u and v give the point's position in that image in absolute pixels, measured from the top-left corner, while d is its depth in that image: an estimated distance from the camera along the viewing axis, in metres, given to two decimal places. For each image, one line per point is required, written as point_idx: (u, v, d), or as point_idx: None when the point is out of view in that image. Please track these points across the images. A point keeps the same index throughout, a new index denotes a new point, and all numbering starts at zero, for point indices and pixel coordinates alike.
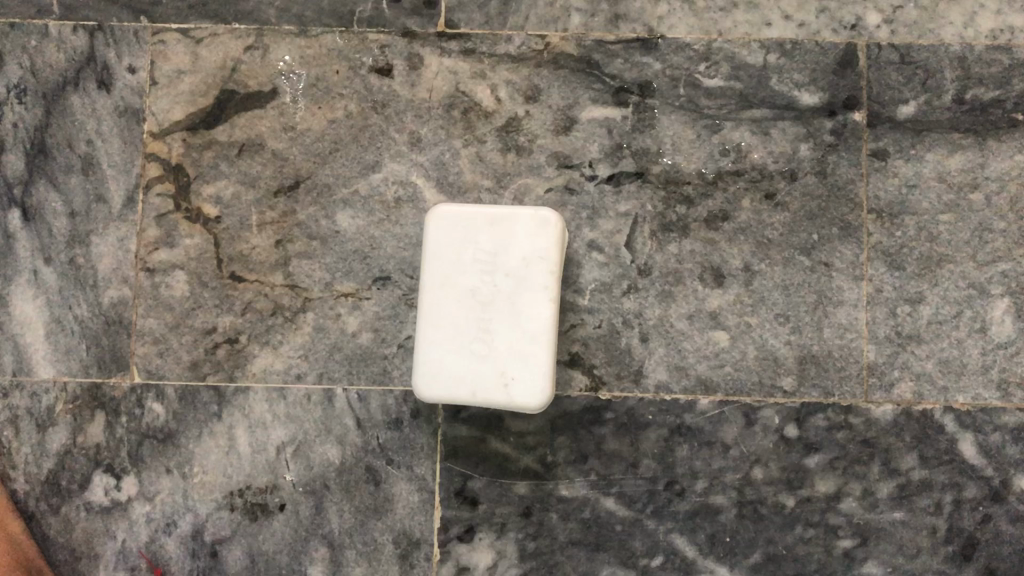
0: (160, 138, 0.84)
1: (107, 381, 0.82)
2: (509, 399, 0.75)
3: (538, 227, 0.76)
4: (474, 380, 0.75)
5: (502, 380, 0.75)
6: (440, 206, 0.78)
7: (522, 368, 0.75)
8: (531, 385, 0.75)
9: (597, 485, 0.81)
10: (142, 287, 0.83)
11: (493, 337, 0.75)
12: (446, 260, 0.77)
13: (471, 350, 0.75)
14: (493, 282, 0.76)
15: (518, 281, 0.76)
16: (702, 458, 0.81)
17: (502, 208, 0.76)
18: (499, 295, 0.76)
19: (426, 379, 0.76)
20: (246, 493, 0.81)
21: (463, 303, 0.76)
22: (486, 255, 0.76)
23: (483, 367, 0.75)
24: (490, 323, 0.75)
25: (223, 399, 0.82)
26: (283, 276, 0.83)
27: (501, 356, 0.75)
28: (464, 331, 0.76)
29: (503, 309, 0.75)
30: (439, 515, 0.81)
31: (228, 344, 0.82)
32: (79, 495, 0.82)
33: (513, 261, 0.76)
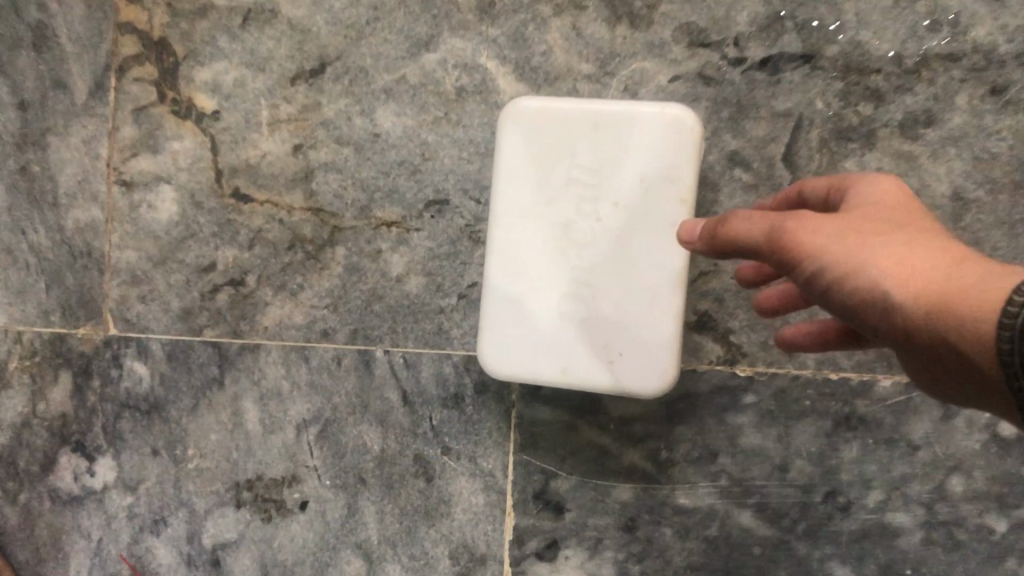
0: (137, 2, 0.61)
1: (75, 333, 0.62)
2: (618, 383, 0.53)
3: (667, 132, 0.51)
4: (565, 353, 0.53)
5: (607, 352, 0.52)
6: (519, 101, 0.53)
7: (638, 341, 0.52)
8: (649, 364, 0.52)
9: (728, 493, 0.59)
10: (117, 207, 0.62)
11: (596, 294, 0.52)
12: (528, 179, 0.53)
13: (562, 312, 0.53)
14: (597, 213, 0.52)
15: (633, 213, 0.51)
16: (878, 462, 0.58)
17: (613, 106, 0.51)
18: (605, 233, 0.52)
19: (498, 349, 0.54)
20: (257, 485, 0.61)
21: (552, 243, 0.53)
22: (587, 174, 0.52)
23: (580, 337, 0.53)
24: (591, 272, 0.52)
25: (226, 360, 0.61)
26: (304, 196, 0.61)
27: (605, 320, 0.52)
28: (554, 285, 0.53)
29: (612, 254, 0.52)
30: (512, 524, 0.60)
31: (231, 287, 0.61)
32: (42, 481, 0.63)
33: (628, 183, 0.51)
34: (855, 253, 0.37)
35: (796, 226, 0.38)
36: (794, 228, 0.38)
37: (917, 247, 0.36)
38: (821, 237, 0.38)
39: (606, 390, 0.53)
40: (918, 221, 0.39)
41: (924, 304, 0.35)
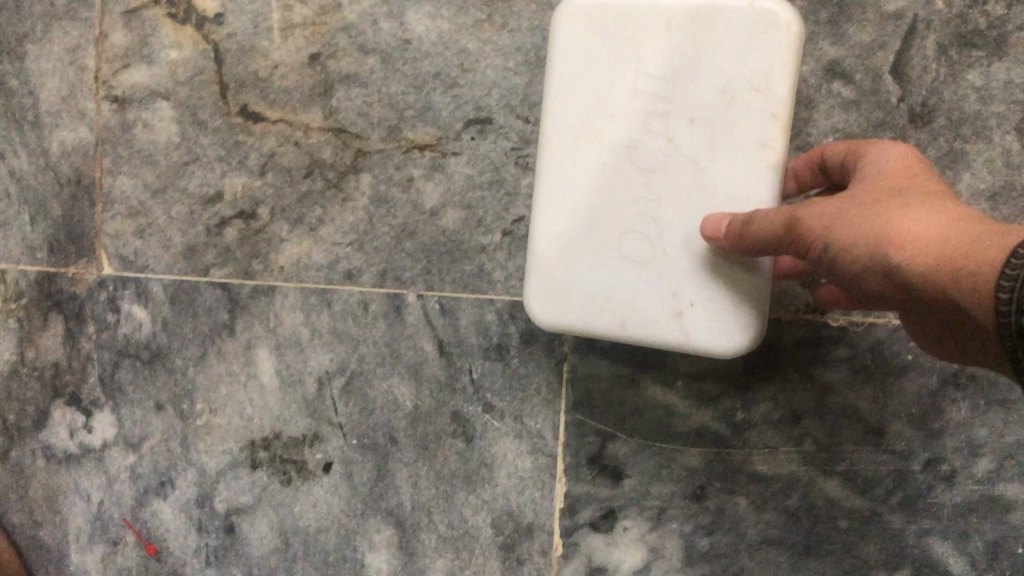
0: None
1: (65, 273, 0.54)
2: (689, 342, 0.42)
3: (762, 22, 0.39)
4: (627, 309, 0.42)
5: (676, 305, 0.42)
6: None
7: (716, 290, 0.41)
8: (729, 318, 0.41)
9: (813, 459, 0.51)
10: (107, 127, 0.53)
11: (665, 232, 0.41)
12: (582, 87, 0.42)
13: (622, 254, 0.42)
14: (669, 131, 0.41)
15: (714, 129, 0.40)
16: (989, 426, 0.50)
17: None
18: (679, 156, 0.41)
19: (544, 300, 0.44)
20: (274, 445, 0.54)
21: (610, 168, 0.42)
22: (656, 78, 0.40)
23: (643, 286, 0.42)
24: (659, 203, 0.41)
25: (236, 304, 0.53)
26: (322, 114, 0.52)
27: (676, 265, 0.42)
28: (612, 221, 0.42)
29: (686, 183, 0.41)
30: (563, 492, 0.53)
31: (240, 221, 0.53)
32: (34, 437, 0.56)
33: (708, 89, 0.40)
34: (860, 226, 0.33)
35: (803, 209, 0.35)
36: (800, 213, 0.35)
37: (922, 208, 0.33)
38: (831, 217, 0.34)
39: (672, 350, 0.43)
40: (934, 180, 0.36)
41: (930, 266, 0.31)
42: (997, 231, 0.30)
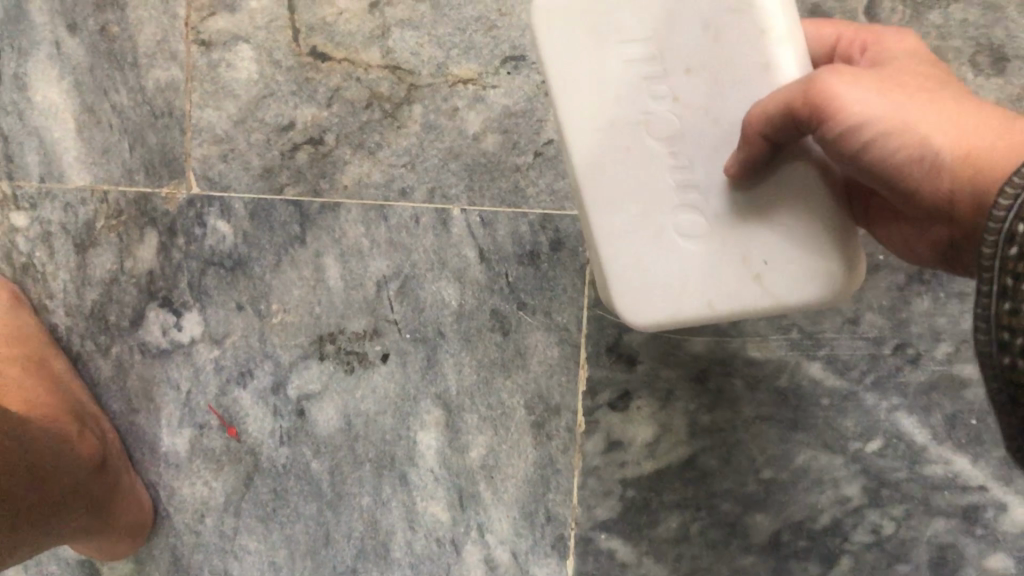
0: None
1: (158, 192, 0.63)
2: (778, 300, 0.41)
3: None
4: (706, 286, 0.43)
5: (748, 268, 0.42)
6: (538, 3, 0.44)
7: (784, 236, 0.41)
8: (819, 260, 0.40)
9: (799, 346, 0.61)
10: (196, 66, 0.62)
11: (703, 191, 0.42)
12: (577, 91, 0.43)
13: (675, 236, 0.43)
14: (675, 92, 0.42)
15: (712, 56, 0.41)
16: (948, 315, 0.59)
17: None
18: (692, 102, 0.42)
19: (631, 309, 0.44)
20: (339, 339, 0.63)
21: (634, 152, 0.43)
22: (647, 51, 0.42)
23: (707, 262, 0.42)
24: (692, 158, 0.42)
25: (306, 217, 0.63)
26: (381, 53, 0.61)
27: (728, 223, 0.42)
28: (652, 205, 0.43)
29: (706, 132, 0.42)
30: (586, 376, 0.62)
31: (310, 146, 0.62)
32: (132, 335, 0.65)
33: (687, 24, 0.41)
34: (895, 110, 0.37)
35: (837, 79, 0.37)
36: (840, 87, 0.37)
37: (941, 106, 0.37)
38: (860, 96, 0.37)
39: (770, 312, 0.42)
40: (920, 72, 0.41)
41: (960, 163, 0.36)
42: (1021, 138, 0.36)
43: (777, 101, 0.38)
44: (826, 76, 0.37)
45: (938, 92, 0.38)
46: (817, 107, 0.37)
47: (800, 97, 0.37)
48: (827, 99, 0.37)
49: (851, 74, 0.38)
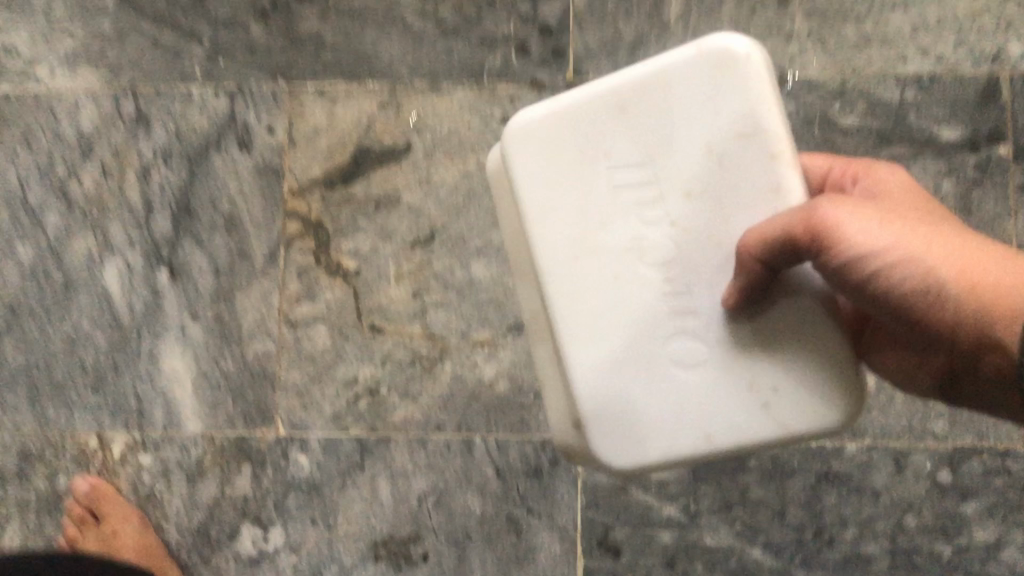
0: (300, 195, 0.86)
1: (254, 434, 0.84)
2: (786, 427, 0.48)
3: (714, 75, 0.49)
4: (706, 412, 0.49)
5: (751, 397, 0.49)
6: (521, 128, 0.53)
7: (782, 363, 0.48)
8: (824, 380, 0.48)
9: (743, 534, 0.79)
10: (285, 340, 0.85)
11: (701, 316, 0.50)
12: (567, 216, 0.51)
13: (669, 361, 0.50)
14: (672, 217, 0.50)
15: (708, 184, 0.49)
16: (852, 506, 0.79)
17: (634, 83, 0.50)
18: (684, 228, 0.50)
19: (631, 438, 0.50)
20: (390, 543, 0.82)
21: (630, 277, 0.51)
22: (642, 177, 0.50)
23: (704, 387, 0.49)
24: (686, 282, 0.50)
25: (366, 449, 0.83)
26: (421, 326, 0.84)
27: (727, 352, 0.49)
28: (652, 331, 0.50)
29: (707, 254, 0.50)
30: (582, 565, 0.80)
31: (368, 396, 0.84)
32: (227, 547, 0.83)
33: (683, 153, 0.50)
34: (898, 239, 0.47)
35: (840, 212, 0.46)
36: (852, 219, 0.46)
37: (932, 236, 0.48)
38: (867, 226, 0.46)
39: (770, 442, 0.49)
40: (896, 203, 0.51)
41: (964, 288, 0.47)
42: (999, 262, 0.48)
43: (779, 229, 0.46)
44: (836, 210, 0.46)
45: (923, 224, 0.49)
46: (825, 233, 0.46)
47: (801, 226, 0.46)
48: (836, 226, 0.46)
49: (854, 207, 0.47)
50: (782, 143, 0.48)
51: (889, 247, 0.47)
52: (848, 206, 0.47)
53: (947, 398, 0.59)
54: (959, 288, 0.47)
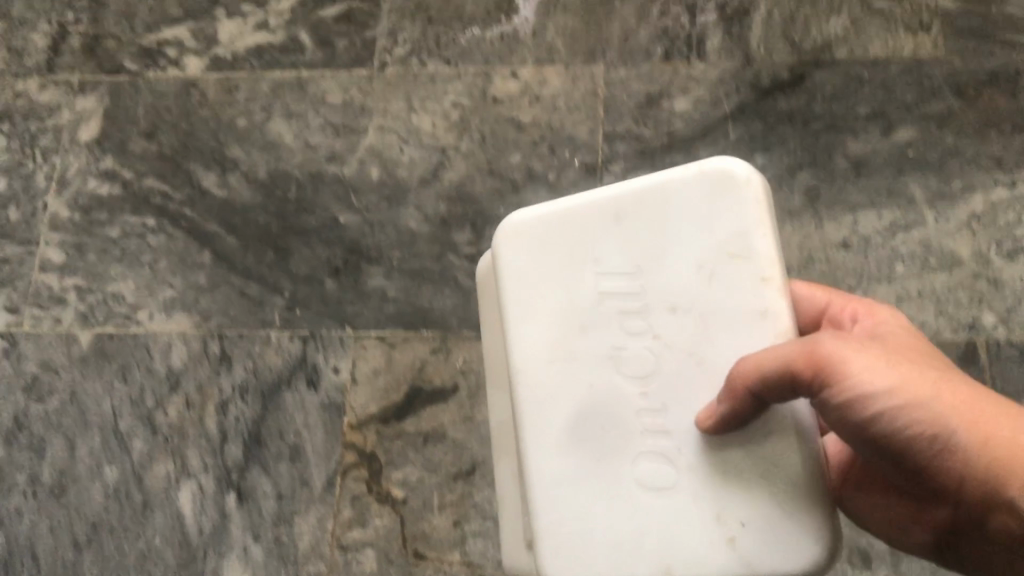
0: (358, 429, 0.98)
1: None
2: (744, 561, 0.56)
3: (717, 195, 0.62)
4: (665, 529, 0.57)
5: (718, 525, 0.57)
6: (527, 225, 0.65)
7: (753, 504, 0.56)
8: (795, 511, 0.56)
9: None
10: (337, 562, 0.93)
11: (672, 428, 0.59)
12: (551, 327, 0.63)
13: (638, 484, 0.59)
14: (655, 327, 0.61)
15: (685, 312, 0.61)
16: None
17: (647, 199, 0.63)
18: (657, 351, 0.61)
19: (587, 547, 0.58)
20: None
21: (608, 379, 0.61)
22: (632, 289, 0.62)
23: (667, 514, 0.58)
24: (659, 403, 0.60)
25: None
26: (460, 554, 0.92)
27: (693, 480, 0.58)
28: (625, 438, 0.60)
29: (684, 364, 0.60)
30: None
31: None
32: None
33: (673, 272, 0.62)
34: (905, 386, 0.54)
35: (847, 358, 0.54)
36: (858, 363, 0.54)
37: (938, 383, 0.55)
38: (872, 370, 0.54)
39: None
40: (907, 347, 0.59)
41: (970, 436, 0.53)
42: (1002, 413, 0.54)
43: (777, 363, 0.54)
44: (844, 354, 0.54)
45: (931, 372, 0.56)
46: (827, 371, 0.54)
47: (803, 362, 0.54)
48: (839, 367, 0.53)
49: (864, 354, 0.55)
50: (767, 264, 0.60)
51: (895, 386, 0.54)
52: (856, 350, 0.55)
53: (943, 556, 0.65)
54: (961, 438, 0.53)
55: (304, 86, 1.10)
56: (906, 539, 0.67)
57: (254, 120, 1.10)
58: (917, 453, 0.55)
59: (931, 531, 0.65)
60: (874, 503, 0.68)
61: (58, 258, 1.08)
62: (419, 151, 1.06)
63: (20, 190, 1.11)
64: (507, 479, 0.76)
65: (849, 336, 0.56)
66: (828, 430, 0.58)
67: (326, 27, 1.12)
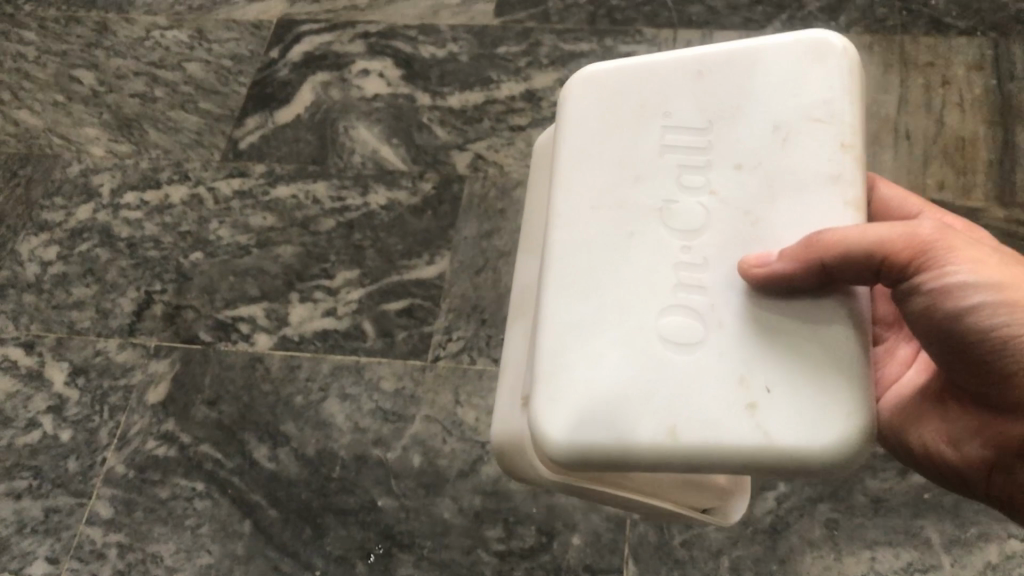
0: None
1: None
2: (762, 430, 0.56)
3: (808, 61, 0.66)
4: (683, 387, 0.58)
5: (744, 390, 0.58)
6: (598, 72, 0.70)
7: (789, 372, 0.57)
8: (833, 374, 0.57)
9: None
10: None
11: (711, 291, 0.61)
12: (601, 170, 0.66)
13: (664, 339, 0.60)
14: (710, 182, 0.65)
15: (747, 174, 0.64)
16: None
17: (732, 49, 0.68)
18: (708, 208, 0.64)
19: (599, 388, 0.60)
20: None
21: (652, 232, 0.64)
22: (691, 157, 0.66)
23: (688, 377, 0.59)
24: (701, 259, 0.63)
25: None
26: None
27: (729, 343, 0.59)
28: (661, 295, 0.62)
29: (737, 225, 0.63)
30: None
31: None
32: None
33: (738, 136, 0.65)
34: (979, 262, 0.59)
35: (927, 235, 0.59)
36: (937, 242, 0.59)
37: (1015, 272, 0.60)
38: (950, 243, 0.59)
39: (740, 451, 0.56)
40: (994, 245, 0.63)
41: None
42: None
43: (865, 240, 0.57)
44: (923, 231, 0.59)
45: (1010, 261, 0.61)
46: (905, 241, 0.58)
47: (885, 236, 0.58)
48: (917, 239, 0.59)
49: (945, 232, 0.60)
50: (847, 122, 0.63)
51: (998, 281, 0.59)
52: (937, 230, 0.60)
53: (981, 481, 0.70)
54: None
55: (361, 372, 1.19)
56: (950, 455, 0.72)
57: (311, 398, 1.18)
58: (1001, 344, 0.60)
59: (987, 449, 0.68)
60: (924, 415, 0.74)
61: (106, 513, 1.13)
62: (460, 444, 1.12)
63: (82, 443, 1.18)
64: (517, 342, 0.82)
65: (953, 229, 0.61)
66: (913, 313, 0.62)
67: (388, 319, 1.23)
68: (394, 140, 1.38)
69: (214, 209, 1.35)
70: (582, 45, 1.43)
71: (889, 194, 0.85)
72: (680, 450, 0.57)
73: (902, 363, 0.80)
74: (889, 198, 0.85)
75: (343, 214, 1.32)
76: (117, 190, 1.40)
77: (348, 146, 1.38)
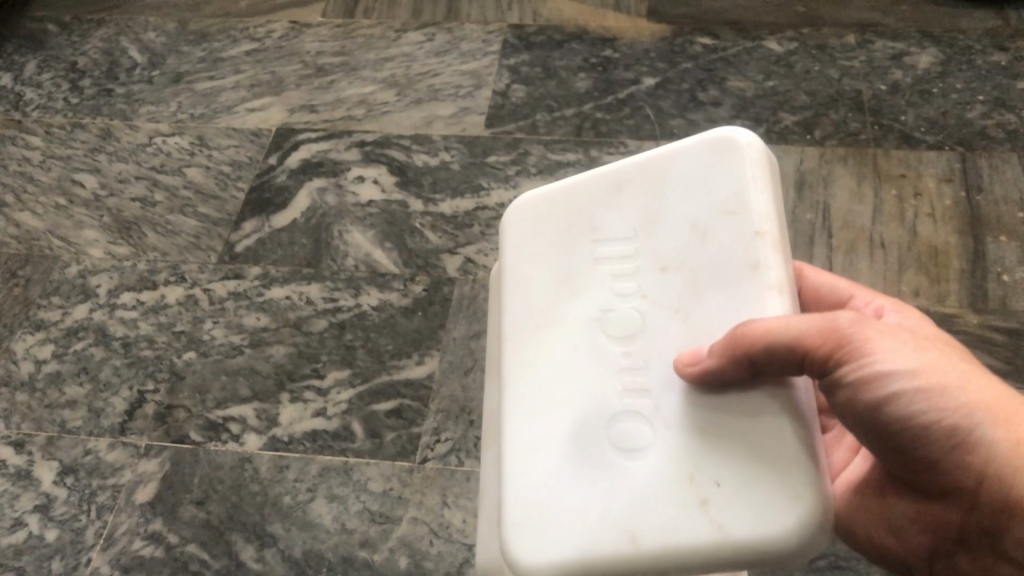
0: None
1: None
2: (714, 527, 0.58)
3: (717, 157, 0.70)
4: (632, 494, 0.62)
5: (695, 489, 0.60)
6: (535, 210, 0.79)
7: (732, 468, 0.59)
8: (774, 465, 0.58)
9: None
10: None
11: (652, 392, 0.65)
12: (544, 304, 0.73)
13: (610, 446, 0.64)
14: (645, 288, 0.70)
15: (675, 274, 0.68)
16: None
17: (647, 160, 0.74)
18: (643, 316, 0.69)
19: (554, 503, 0.64)
20: None
21: (594, 346, 0.70)
22: (627, 269, 0.71)
23: (636, 484, 0.62)
24: (641, 363, 0.67)
25: None
26: None
27: (672, 444, 0.62)
28: (604, 405, 0.67)
29: (674, 326, 0.67)
30: None
31: None
32: None
33: (665, 241, 0.70)
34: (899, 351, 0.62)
35: (845, 328, 0.61)
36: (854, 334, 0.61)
37: (933, 358, 0.62)
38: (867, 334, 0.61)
39: (697, 551, 0.58)
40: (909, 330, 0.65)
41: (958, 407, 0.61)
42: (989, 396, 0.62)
43: (785, 331, 0.59)
44: (839, 324, 0.61)
45: (925, 346, 0.63)
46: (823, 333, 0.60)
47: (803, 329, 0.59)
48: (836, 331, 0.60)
49: (862, 323, 0.62)
50: (762, 211, 0.66)
51: (914, 369, 0.61)
52: (853, 322, 0.62)
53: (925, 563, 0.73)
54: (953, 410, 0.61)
55: (349, 472, 1.20)
56: (891, 541, 0.74)
57: (299, 498, 1.18)
58: (926, 428, 0.62)
59: (925, 537, 0.71)
60: (864, 506, 0.76)
61: None
62: (447, 545, 1.13)
63: (68, 543, 1.18)
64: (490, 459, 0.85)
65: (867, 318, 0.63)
66: (837, 404, 0.64)
67: (377, 419, 1.24)
68: (387, 244, 1.42)
69: (209, 310, 1.38)
70: (568, 154, 1.49)
71: (819, 284, 0.88)
72: (637, 556, 0.60)
73: (847, 450, 0.82)
74: (822, 288, 0.88)
75: (335, 314, 1.35)
76: (114, 290, 1.42)
77: (342, 249, 1.42)
